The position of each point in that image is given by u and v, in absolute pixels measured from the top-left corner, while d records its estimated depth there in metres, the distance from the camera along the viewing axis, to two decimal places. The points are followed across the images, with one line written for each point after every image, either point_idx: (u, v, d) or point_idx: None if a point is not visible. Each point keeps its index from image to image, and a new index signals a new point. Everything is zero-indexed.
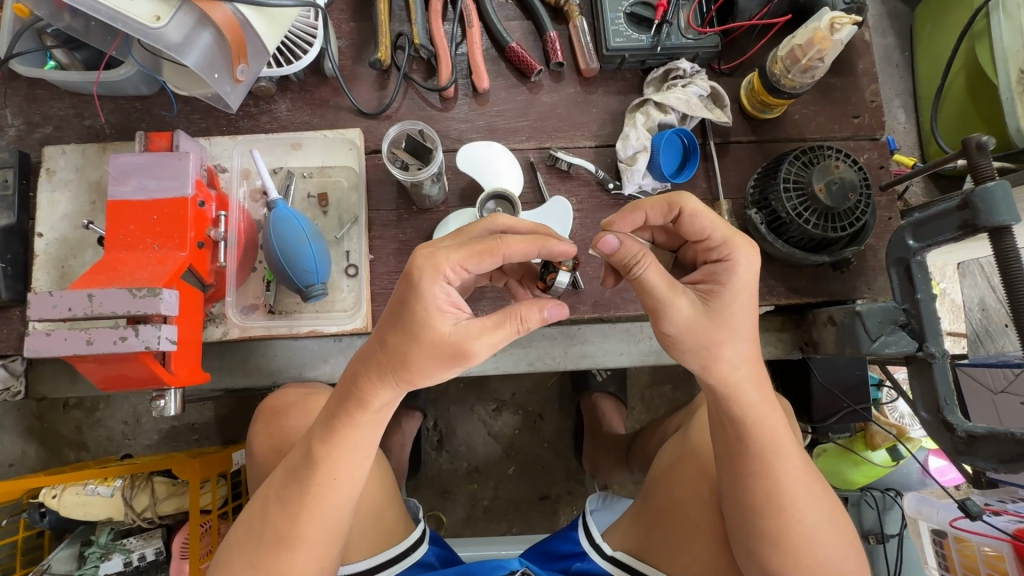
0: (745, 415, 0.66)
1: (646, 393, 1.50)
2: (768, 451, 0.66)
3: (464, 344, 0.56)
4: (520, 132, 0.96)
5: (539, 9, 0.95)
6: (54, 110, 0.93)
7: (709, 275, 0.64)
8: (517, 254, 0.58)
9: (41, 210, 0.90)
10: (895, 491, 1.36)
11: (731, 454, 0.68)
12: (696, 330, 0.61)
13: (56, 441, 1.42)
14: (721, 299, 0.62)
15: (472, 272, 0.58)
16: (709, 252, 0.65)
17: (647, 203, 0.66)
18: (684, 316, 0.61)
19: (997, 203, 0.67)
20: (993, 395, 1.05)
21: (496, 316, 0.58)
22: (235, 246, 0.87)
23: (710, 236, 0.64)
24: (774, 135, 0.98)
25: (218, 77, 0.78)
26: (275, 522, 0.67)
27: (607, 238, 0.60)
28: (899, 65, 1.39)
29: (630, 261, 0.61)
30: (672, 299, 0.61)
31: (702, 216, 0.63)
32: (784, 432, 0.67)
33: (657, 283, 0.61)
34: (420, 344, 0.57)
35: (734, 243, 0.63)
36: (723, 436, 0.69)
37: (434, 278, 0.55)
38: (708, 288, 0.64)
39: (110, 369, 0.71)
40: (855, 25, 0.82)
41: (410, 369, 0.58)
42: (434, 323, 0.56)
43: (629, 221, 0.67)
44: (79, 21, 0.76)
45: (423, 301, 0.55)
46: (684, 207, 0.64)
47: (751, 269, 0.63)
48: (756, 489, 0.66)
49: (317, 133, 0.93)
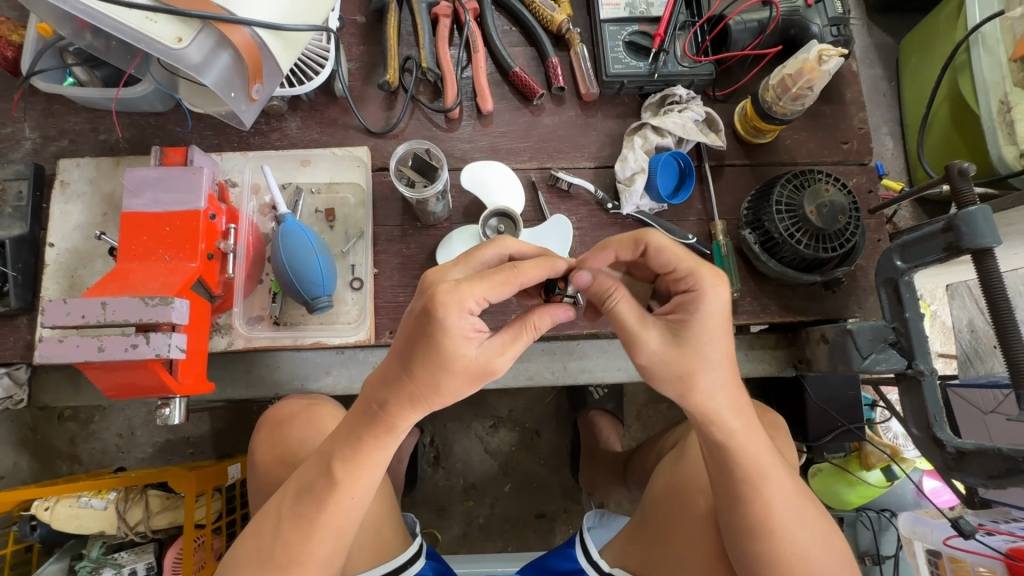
0: (727, 443, 0.66)
1: (643, 411, 1.51)
2: (753, 476, 0.66)
3: (489, 362, 0.58)
4: (522, 152, 0.99)
5: (541, 36, 0.99)
6: (70, 124, 0.95)
7: (679, 306, 0.64)
8: (533, 279, 0.61)
9: (53, 220, 0.91)
10: (890, 512, 1.39)
11: (721, 480, 0.68)
12: (668, 362, 0.62)
13: (49, 453, 1.41)
14: (691, 329, 0.62)
15: (491, 299, 0.59)
16: (678, 282, 0.65)
17: (615, 241, 0.68)
18: (655, 349, 0.62)
19: (980, 226, 0.70)
20: (984, 414, 1.08)
21: (513, 330, 0.60)
22: (243, 258, 0.90)
23: (677, 268, 0.64)
24: (766, 159, 1.01)
25: (235, 96, 0.81)
26: (288, 538, 0.67)
27: (580, 275, 0.66)
28: (886, 95, 1.45)
29: (603, 295, 0.65)
30: (641, 333, 0.63)
31: (667, 249, 0.64)
32: (769, 457, 0.68)
33: (628, 317, 0.63)
34: (448, 372, 0.58)
35: (701, 273, 0.63)
36: (708, 461, 0.70)
37: (460, 312, 0.55)
38: (678, 318, 0.63)
39: (119, 376, 0.72)
40: (841, 58, 0.86)
41: (440, 393, 0.60)
42: (461, 350, 0.57)
43: (599, 258, 0.69)
44: (100, 41, 0.79)
45: (450, 334, 0.55)
46: (649, 242, 0.65)
47: (721, 298, 0.63)
48: (749, 513, 0.67)
49: (326, 151, 0.96)
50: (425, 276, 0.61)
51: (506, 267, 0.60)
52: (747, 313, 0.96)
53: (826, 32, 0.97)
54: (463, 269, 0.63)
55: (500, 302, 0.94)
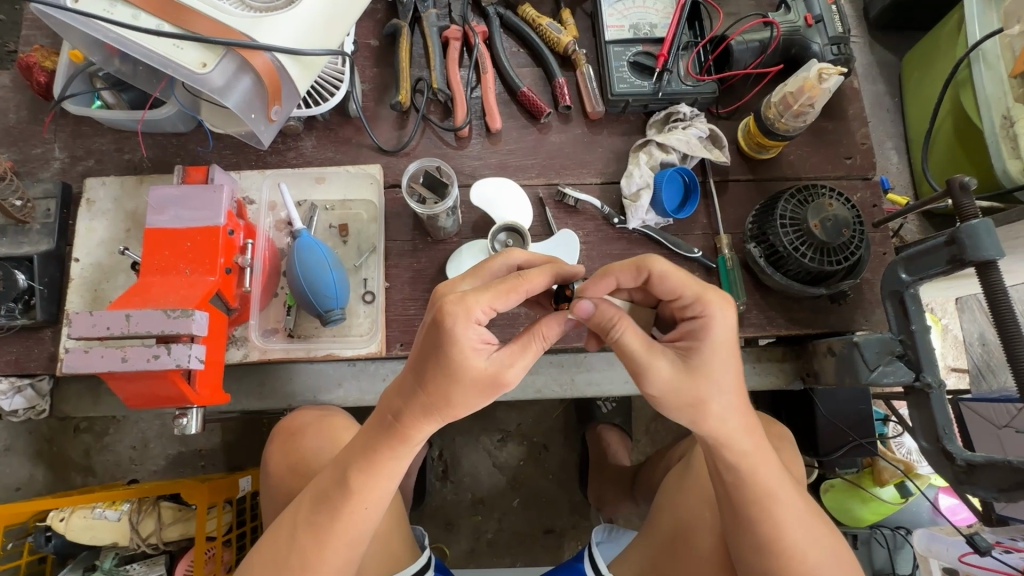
0: (739, 465, 0.67)
1: (651, 425, 1.51)
2: (763, 496, 0.67)
3: (500, 373, 0.59)
4: (529, 169, 1.02)
5: (548, 57, 1.03)
6: (97, 145, 0.99)
7: (687, 332, 0.66)
8: (538, 287, 0.62)
9: (78, 237, 0.95)
10: (906, 530, 1.36)
11: (730, 501, 0.69)
12: (681, 389, 0.63)
13: (65, 465, 1.44)
14: (700, 356, 0.64)
15: (499, 310, 0.61)
16: (684, 308, 0.66)
17: (617, 267, 0.67)
18: (664, 376, 0.63)
19: (982, 239, 0.70)
20: (997, 429, 1.07)
21: (521, 340, 0.62)
22: (260, 272, 0.93)
23: (682, 294, 0.65)
24: (769, 174, 1.03)
25: (254, 117, 0.84)
26: (303, 549, 0.68)
27: (583, 303, 0.64)
28: (890, 110, 1.46)
29: (608, 324, 0.64)
30: (651, 361, 0.63)
31: (670, 276, 0.65)
32: (779, 478, 0.68)
33: (635, 346, 0.63)
34: (459, 383, 0.59)
35: (707, 299, 0.64)
36: (718, 483, 0.70)
37: (468, 322, 0.57)
38: (687, 344, 0.65)
39: (139, 386, 0.74)
40: (841, 76, 0.88)
41: (453, 406, 0.62)
42: (471, 361, 0.58)
43: (600, 286, 0.69)
44: (127, 66, 0.83)
45: (459, 346, 0.57)
46: (652, 270, 0.65)
47: (728, 323, 0.65)
48: (760, 534, 0.67)
49: (340, 169, 0.99)
50: (437, 291, 0.63)
51: (510, 277, 0.62)
52: (753, 326, 0.97)
53: (827, 51, 1.00)
54: (472, 281, 0.66)
55: (508, 314, 0.95)
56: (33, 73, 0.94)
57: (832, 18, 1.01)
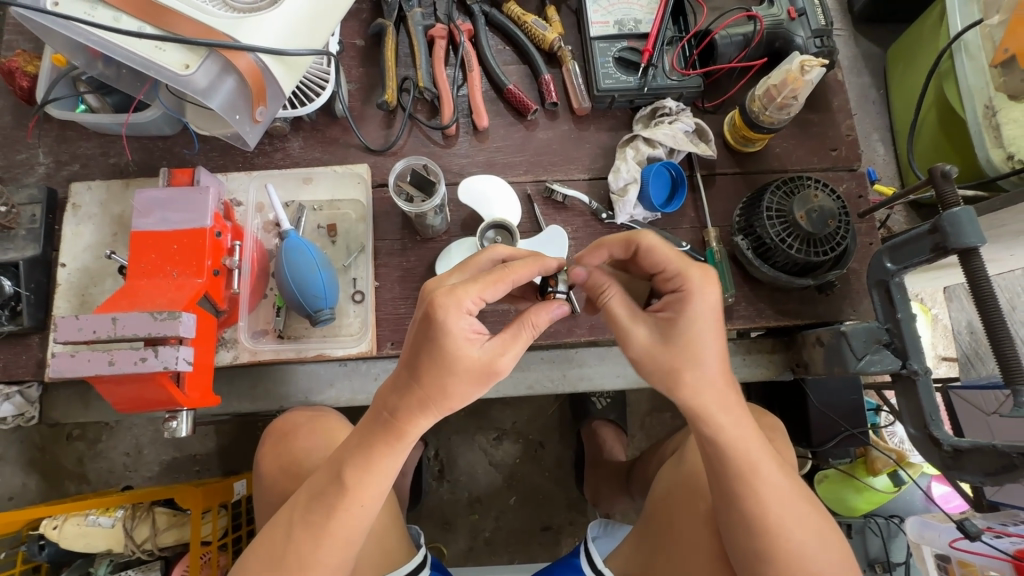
0: (721, 441, 0.66)
1: (646, 420, 1.52)
2: (747, 473, 0.67)
3: (493, 362, 0.60)
4: (517, 166, 1.02)
5: (534, 55, 1.03)
6: (82, 149, 0.99)
7: (668, 304, 0.67)
8: (524, 277, 0.63)
9: (65, 242, 0.95)
10: (899, 518, 1.38)
11: (716, 478, 0.69)
12: (657, 357, 0.65)
13: (57, 474, 1.43)
14: (678, 328, 0.65)
15: (488, 299, 0.61)
16: (667, 282, 0.67)
17: (609, 239, 0.71)
18: (642, 343, 0.66)
19: (964, 226, 0.71)
20: (986, 416, 1.08)
21: (512, 329, 0.62)
22: (248, 273, 0.92)
23: (665, 268, 0.67)
24: (756, 167, 1.04)
25: (239, 117, 0.84)
26: (298, 545, 0.68)
27: (576, 271, 0.71)
28: (876, 102, 1.48)
29: (597, 290, 0.70)
30: (631, 327, 0.67)
31: (656, 249, 0.67)
32: (763, 453, 0.68)
33: (619, 312, 0.68)
34: (454, 374, 0.60)
35: (688, 274, 0.65)
36: (705, 461, 0.70)
37: (459, 313, 0.58)
38: (667, 316, 0.66)
39: (127, 390, 0.74)
40: (823, 67, 0.88)
41: (449, 397, 0.61)
42: (464, 351, 0.59)
43: (596, 256, 0.73)
44: (111, 69, 0.83)
45: (450, 336, 0.58)
46: (640, 243, 0.68)
47: (709, 298, 0.65)
48: (746, 512, 0.67)
49: (328, 169, 0.99)
50: (424, 286, 0.63)
51: (497, 268, 0.62)
52: (742, 318, 0.98)
53: (811, 44, 1.00)
54: (460, 276, 0.66)
55: (499, 311, 0.96)
56: (15, 78, 0.93)
57: (815, 10, 1.01)
